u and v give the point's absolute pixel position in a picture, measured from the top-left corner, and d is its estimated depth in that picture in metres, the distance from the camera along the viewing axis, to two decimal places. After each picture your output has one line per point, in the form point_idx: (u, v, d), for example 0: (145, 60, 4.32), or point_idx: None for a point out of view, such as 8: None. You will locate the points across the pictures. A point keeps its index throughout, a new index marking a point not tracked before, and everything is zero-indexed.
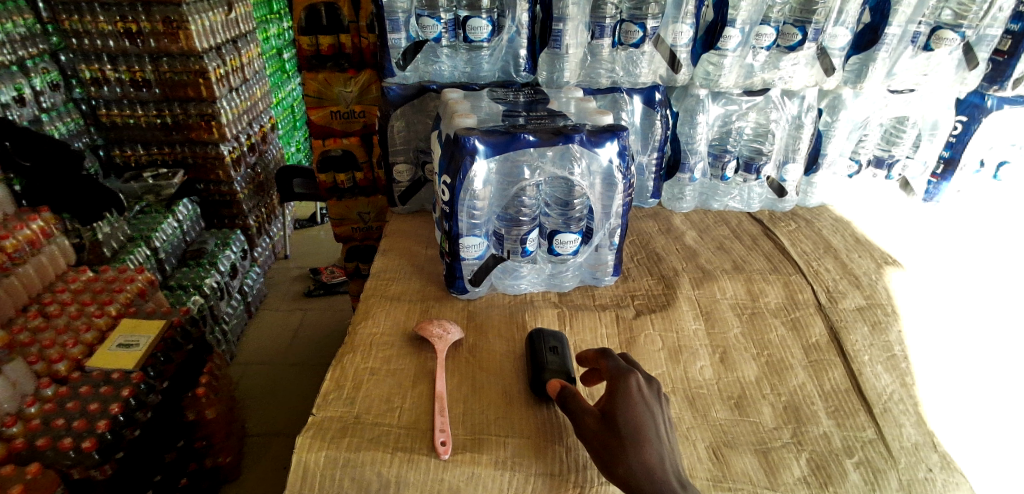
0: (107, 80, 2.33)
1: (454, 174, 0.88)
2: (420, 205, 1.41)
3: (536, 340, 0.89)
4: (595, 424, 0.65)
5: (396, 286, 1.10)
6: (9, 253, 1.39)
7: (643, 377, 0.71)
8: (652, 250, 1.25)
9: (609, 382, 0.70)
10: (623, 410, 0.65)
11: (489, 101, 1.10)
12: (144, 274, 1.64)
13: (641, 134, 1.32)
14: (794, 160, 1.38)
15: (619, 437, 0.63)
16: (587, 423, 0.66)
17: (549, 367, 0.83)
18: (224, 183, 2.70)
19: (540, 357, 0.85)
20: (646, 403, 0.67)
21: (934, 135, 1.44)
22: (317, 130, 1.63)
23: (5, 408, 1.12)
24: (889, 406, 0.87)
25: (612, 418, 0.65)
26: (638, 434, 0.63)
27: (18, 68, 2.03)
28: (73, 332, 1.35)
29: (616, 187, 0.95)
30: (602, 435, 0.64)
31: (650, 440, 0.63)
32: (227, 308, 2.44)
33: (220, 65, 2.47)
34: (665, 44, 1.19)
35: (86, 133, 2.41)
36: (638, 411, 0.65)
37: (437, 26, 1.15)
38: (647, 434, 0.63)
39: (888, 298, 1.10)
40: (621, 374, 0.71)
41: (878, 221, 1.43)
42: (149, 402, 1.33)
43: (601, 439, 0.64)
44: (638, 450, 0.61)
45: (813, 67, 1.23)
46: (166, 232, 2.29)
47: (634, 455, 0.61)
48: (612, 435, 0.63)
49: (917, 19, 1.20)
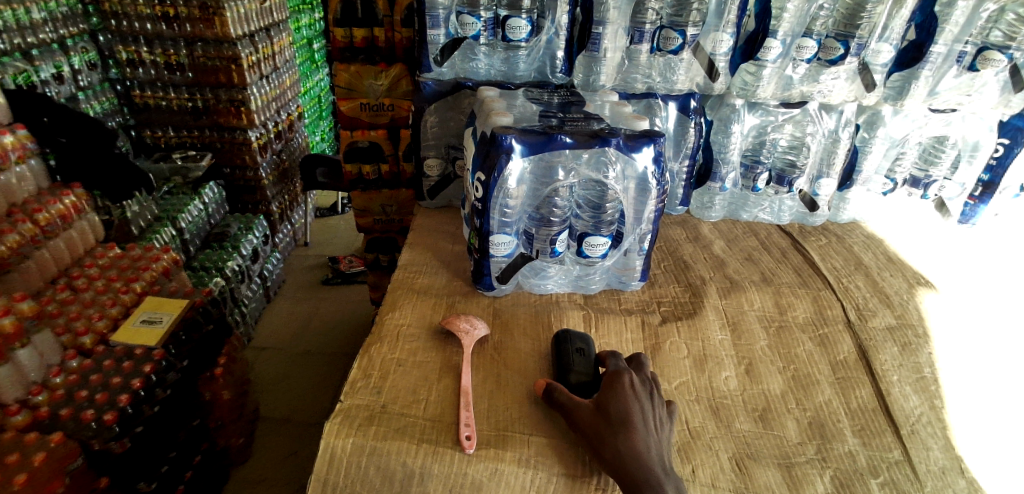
0: (143, 62, 2.38)
1: (490, 172, 0.88)
2: (447, 201, 1.43)
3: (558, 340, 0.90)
4: (588, 413, 0.71)
5: (423, 279, 1.11)
6: (41, 226, 1.46)
7: (637, 376, 0.76)
8: (679, 258, 1.24)
9: (605, 380, 0.76)
10: (613, 402, 0.71)
11: (524, 100, 1.10)
12: (169, 254, 1.67)
13: (674, 140, 1.30)
14: (828, 176, 1.35)
15: (608, 424, 0.68)
16: (580, 413, 0.72)
17: (574, 370, 0.83)
18: (250, 169, 2.75)
19: (566, 359, 0.85)
20: (637, 397, 0.72)
21: (974, 158, 1.42)
22: (347, 121, 1.65)
23: (33, 376, 1.17)
24: (917, 429, 0.86)
25: (603, 409, 0.71)
26: (626, 422, 0.68)
27: (59, 47, 2.10)
28: (99, 306, 1.38)
29: (650, 194, 0.95)
30: (593, 422, 0.70)
31: (638, 429, 0.68)
32: (247, 291, 2.48)
33: (252, 52, 2.51)
34: (705, 51, 1.18)
35: (119, 113, 2.47)
36: (627, 402, 0.71)
37: (477, 24, 1.16)
38: (635, 423, 0.68)
39: (919, 319, 1.09)
40: (616, 372, 0.76)
41: (911, 241, 1.40)
42: (168, 380, 1.36)
43: (592, 427, 0.70)
44: (625, 435, 0.67)
45: (854, 82, 1.22)
46: (193, 213, 2.33)
47: (620, 440, 0.66)
48: (602, 423, 0.69)
49: (964, 38, 1.18)
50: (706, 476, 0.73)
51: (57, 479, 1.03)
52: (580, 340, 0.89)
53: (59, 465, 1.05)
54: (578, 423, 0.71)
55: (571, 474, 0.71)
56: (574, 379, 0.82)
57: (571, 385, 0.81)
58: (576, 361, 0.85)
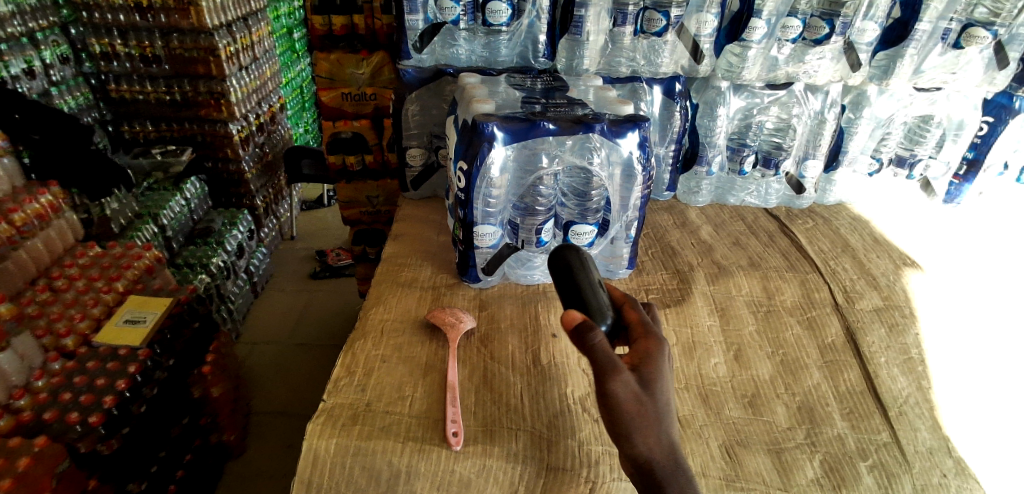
0: (117, 55, 2.31)
1: (472, 161, 0.86)
2: (432, 191, 1.40)
3: (566, 266, 0.71)
4: (634, 390, 0.56)
5: (408, 273, 1.09)
6: (17, 227, 1.41)
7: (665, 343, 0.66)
8: (666, 244, 1.23)
9: (643, 346, 0.62)
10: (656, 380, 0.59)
11: (506, 86, 1.08)
12: (152, 252, 1.63)
13: (660, 125, 1.28)
14: (815, 157, 1.34)
15: (653, 410, 0.57)
16: (624, 387, 0.56)
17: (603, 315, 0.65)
18: (232, 162, 2.69)
19: (592, 299, 0.66)
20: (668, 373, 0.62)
21: (959, 137, 1.41)
22: (328, 111, 1.61)
23: (15, 379, 1.13)
24: (905, 409, 0.86)
25: (648, 391, 0.57)
26: (668, 410, 0.58)
27: (28, 40, 2.01)
28: (82, 306, 1.34)
29: (635, 180, 0.93)
30: (636, 404, 0.56)
31: (674, 418, 0.59)
32: (233, 288, 2.44)
33: (230, 43, 2.43)
34: (689, 34, 1.17)
35: (96, 107, 2.39)
36: (668, 384, 0.60)
37: (456, 8, 1.12)
38: (672, 411, 0.59)
39: (905, 300, 1.09)
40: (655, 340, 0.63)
41: (897, 221, 1.41)
42: (155, 378, 1.34)
43: (636, 408, 0.56)
44: (663, 424, 0.57)
45: (840, 62, 1.20)
46: (175, 209, 2.28)
47: (658, 431, 0.57)
48: (647, 407, 0.57)
49: (948, 16, 1.17)
50: (696, 465, 0.72)
51: (47, 479, 1.01)
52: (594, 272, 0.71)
53: (49, 464, 1.02)
54: (613, 397, 0.56)
55: (559, 467, 0.70)
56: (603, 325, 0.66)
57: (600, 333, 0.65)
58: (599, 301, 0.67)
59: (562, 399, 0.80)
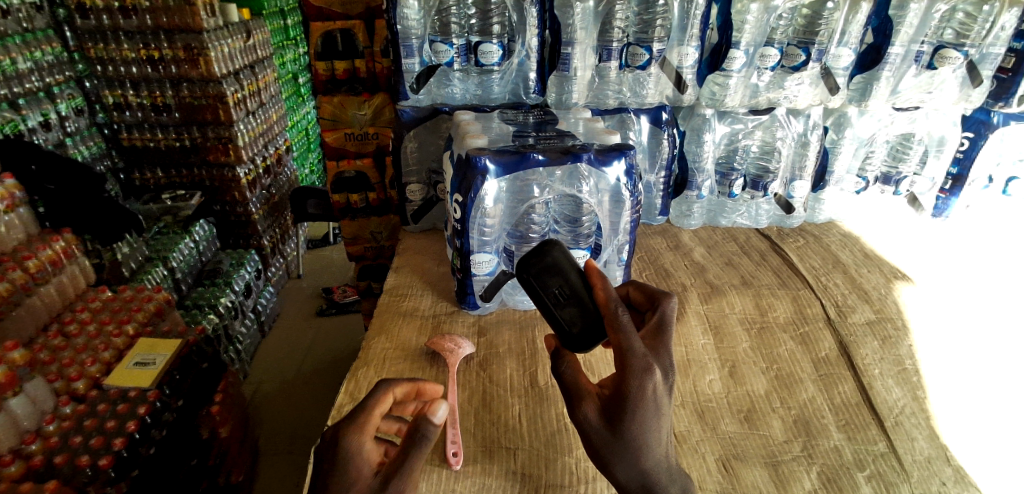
0: (129, 105, 2.42)
1: (466, 193, 0.90)
2: (431, 224, 1.45)
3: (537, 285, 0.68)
4: (598, 422, 0.54)
5: (409, 302, 1.12)
6: (31, 273, 1.46)
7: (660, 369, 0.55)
8: (660, 266, 1.26)
9: (615, 382, 0.54)
10: (631, 415, 0.52)
11: (500, 122, 1.13)
12: (162, 293, 1.68)
13: (649, 152, 1.34)
14: (801, 178, 1.38)
15: (621, 445, 0.53)
16: (588, 419, 0.55)
17: (573, 324, 0.65)
18: (240, 204, 2.77)
19: (554, 316, 0.67)
20: (657, 408, 0.53)
21: (940, 152, 1.45)
22: (331, 151, 1.68)
23: (26, 424, 1.16)
24: (901, 420, 0.87)
25: (614, 427, 0.53)
26: (638, 447, 0.53)
27: (45, 95, 2.13)
28: (93, 351, 1.38)
29: (624, 204, 0.98)
30: (602, 436, 0.54)
31: (649, 451, 0.54)
32: (241, 328, 2.48)
33: (237, 90, 2.55)
34: (672, 66, 1.22)
35: (108, 156, 2.49)
36: (648, 420, 0.53)
37: (449, 51, 1.20)
38: (647, 446, 0.53)
39: (897, 313, 1.11)
40: (638, 375, 0.53)
41: (888, 236, 1.43)
42: (164, 420, 1.36)
43: (602, 441, 0.54)
44: (643, 454, 0.54)
45: (819, 86, 1.26)
46: (183, 252, 2.34)
47: (634, 462, 0.54)
48: (615, 441, 0.53)
49: (920, 39, 1.23)
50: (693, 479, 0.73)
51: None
52: (563, 278, 0.67)
53: None
54: (581, 425, 0.55)
55: (556, 484, 0.71)
56: (577, 336, 0.65)
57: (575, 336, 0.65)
58: (565, 317, 0.66)
59: (565, 418, 0.82)
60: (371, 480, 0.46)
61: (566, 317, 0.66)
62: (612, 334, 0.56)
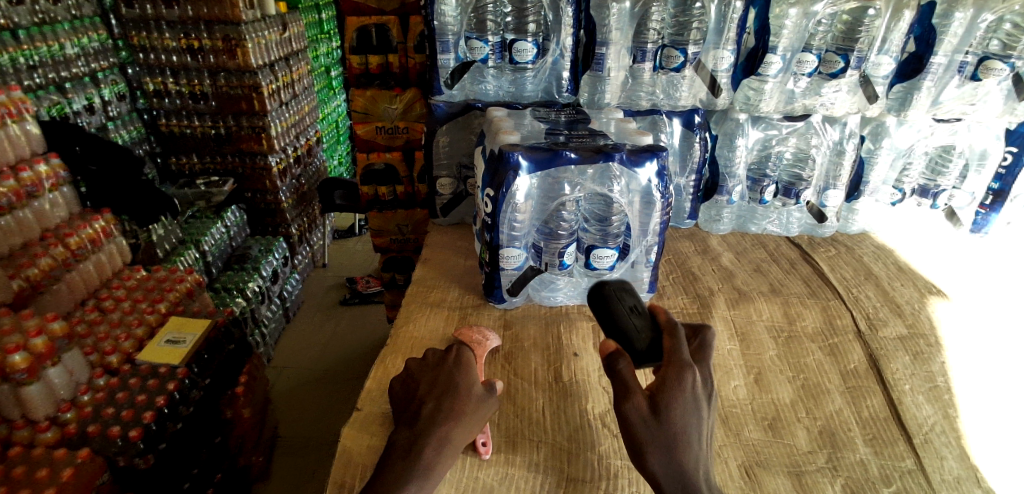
0: (169, 92, 2.51)
1: (498, 188, 0.91)
2: (460, 218, 1.47)
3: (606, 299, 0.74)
4: (646, 414, 0.57)
5: (436, 294, 1.14)
6: (72, 250, 1.52)
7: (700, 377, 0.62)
8: (687, 270, 1.26)
9: (661, 375, 0.61)
10: (676, 405, 0.58)
11: (532, 119, 1.15)
12: (193, 275, 1.74)
13: (680, 155, 1.33)
14: (835, 187, 1.35)
15: (665, 435, 0.57)
16: (636, 410, 0.58)
17: (636, 336, 0.68)
18: (270, 193, 2.85)
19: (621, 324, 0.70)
20: (695, 401, 0.59)
21: (982, 167, 1.41)
22: (362, 143, 1.71)
23: (63, 394, 1.20)
24: (930, 437, 0.85)
25: (660, 416, 0.57)
26: (680, 440, 0.57)
27: (90, 80, 2.23)
28: (126, 327, 1.44)
29: (654, 206, 0.98)
30: (648, 427, 0.57)
31: (691, 447, 0.57)
32: (267, 313, 2.54)
33: (272, 81, 2.62)
34: (706, 69, 1.22)
35: (147, 141, 2.59)
36: (687, 414, 0.58)
37: (484, 48, 1.21)
38: (688, 441, 0.57)
39: (930, 328, 1.08)
40: (679, 369, 0.61)
41: (923, 250, 1.40)
42: (191, 398, 1.42)
43: (647, 433, 0.57)
44: (687, 452, 0.57)
45: (856, 94, 1.25)
46: (215, 237, 2.42)
47: (676, 457, 0.56)
48: (661, 431, 0.57)
49: (964, 49, 1.19)
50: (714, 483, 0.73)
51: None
52: (631, 298, 0.74)
53: (88, 480, 1.06)
54: (626, 417, 0.58)
55: (577, 478, 0.72)
56: (642, 352, 0.66)
57: (636, 352, 0.67)
58: (631, 327, 0.69)
59: (588, 410, 0.83)
60: (480, 386, 0.72)
61: (632, 328, 0.69)
62: (666, 342, 0.65)
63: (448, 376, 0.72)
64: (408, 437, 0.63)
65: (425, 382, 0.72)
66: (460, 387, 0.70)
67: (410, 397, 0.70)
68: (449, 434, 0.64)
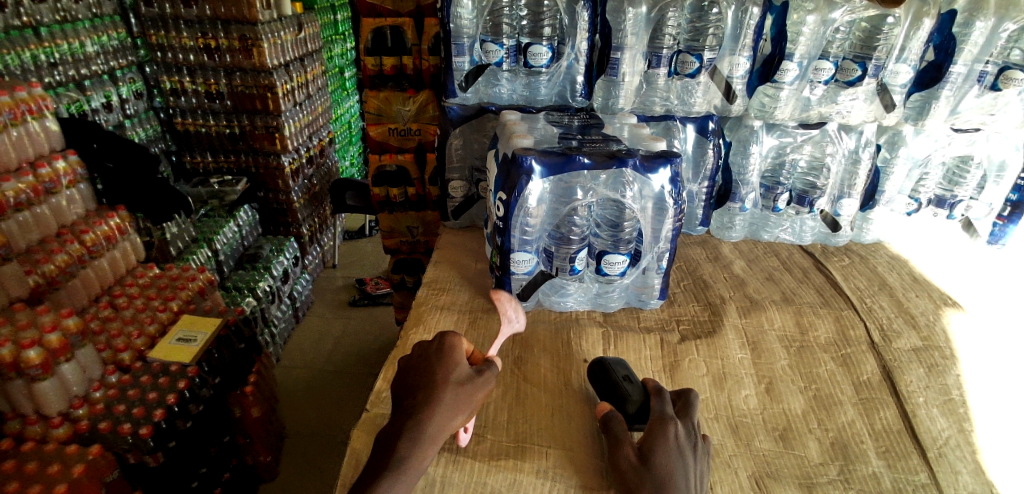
0: (185, 91, 2.55)
1: (510, 191, 0.92)
2: (471, 221, 1.48)
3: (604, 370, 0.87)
4: (634, 462, 0.67)
5: (446, 296, 1.15)
6: (87, 246, 1.54)
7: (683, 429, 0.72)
8: (699, 277, 1.25)
9: (648, 426, 0.72)
10: (660, 451, 0.67)
11: (545, 123, 1.15)
12: (205, 274, 1.77)
13: (694, 161, 1.33)
14: (850, 195, 1.35)
15: (652, 476, 0.64)
16: (626, 458, 0.68)
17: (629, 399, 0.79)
18: (282, 192, 2.87)
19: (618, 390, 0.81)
20: (681, 453, 0.68)
21: (1001, 178, 1.40)
22: (375, 145, 1.73)
23: (76, 390, 1.23)
24: (946, 451, 0.84)
25: (646, 461, 0.66)
26: (667, 480, 0.63)
27: (108, 78, 2.27)
28: (139, 324, 1.46)
29: (667, 213, 0.98)
30: (636, 471, 0.66)
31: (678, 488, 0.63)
32: (277, 312, 2.57)
33: (287, 81, 2.64)
34: (722, 75, 1.21)
35: (162, 139, 2.63)
36: (670, 457, 0.66)
37: (499, 51, 1.21)
38: (675, 481, 0.64)
39: (946, 341, 1.07)
40: (660, 421, 0.72)
41: (938, 260, 1.39)
42: (201, 395, 1.42)
43: (636, 478, 0.65)
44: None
45: (873, 103, 1.22)
46: (227, 235, 2.45)
47: None
48: (647, 474, 0.65)
49: (984, 58, 1.19)
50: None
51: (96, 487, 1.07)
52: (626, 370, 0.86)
53: (97, 475, 1.08)
54: (618, 465, 0.68)
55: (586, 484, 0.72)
56: (632, 414, 0.77)
57: (629, 414, 0.77)
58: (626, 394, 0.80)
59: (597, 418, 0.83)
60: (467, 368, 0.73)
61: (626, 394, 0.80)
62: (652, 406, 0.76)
63: (434, 362, 0.73)
64: (394, 425, 0.66)
65: (415, 366, 0.74)
66: (443, 373, 0.71)
67: (402, 383, 0.72)
68: (428, 420, 0.65)
